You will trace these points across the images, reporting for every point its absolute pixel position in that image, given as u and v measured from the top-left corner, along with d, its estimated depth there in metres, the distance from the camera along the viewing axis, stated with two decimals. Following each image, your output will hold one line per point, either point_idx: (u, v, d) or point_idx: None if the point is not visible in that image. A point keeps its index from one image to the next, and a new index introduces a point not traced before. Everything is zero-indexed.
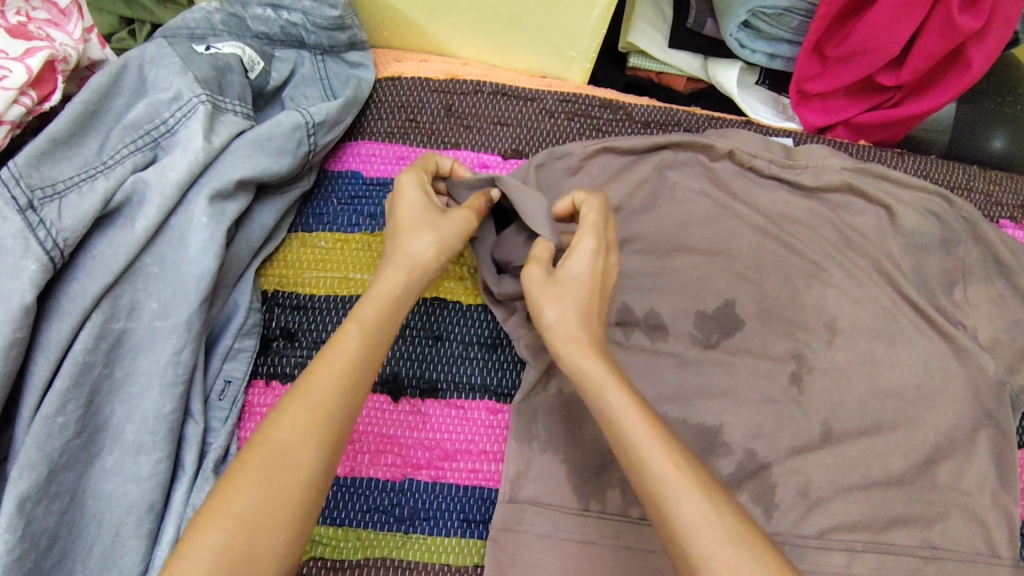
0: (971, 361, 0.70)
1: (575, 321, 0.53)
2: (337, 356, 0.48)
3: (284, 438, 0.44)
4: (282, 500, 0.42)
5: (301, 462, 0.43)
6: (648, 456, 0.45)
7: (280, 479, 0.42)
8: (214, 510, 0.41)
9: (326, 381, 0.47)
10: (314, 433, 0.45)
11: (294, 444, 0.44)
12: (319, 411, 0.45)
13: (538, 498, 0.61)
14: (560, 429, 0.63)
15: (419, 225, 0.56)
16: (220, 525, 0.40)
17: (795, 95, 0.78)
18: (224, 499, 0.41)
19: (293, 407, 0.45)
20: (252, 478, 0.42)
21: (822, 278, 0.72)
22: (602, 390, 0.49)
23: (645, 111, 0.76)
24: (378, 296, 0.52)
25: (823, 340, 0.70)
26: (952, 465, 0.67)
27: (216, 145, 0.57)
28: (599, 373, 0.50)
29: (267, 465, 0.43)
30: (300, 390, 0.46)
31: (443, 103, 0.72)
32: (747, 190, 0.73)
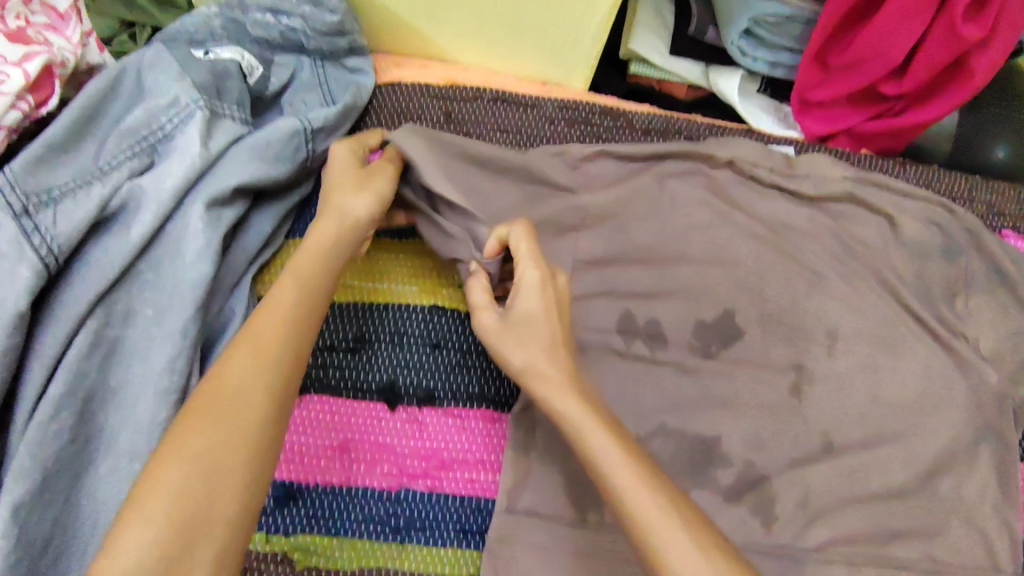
0: (973, 372, 0.70)
1: (539, 359, 0.52)
2: (279, 305, 0.49)
3: (234, 381, 0.44)
4: (236, 440, 0.42)
5: (253, 404, 0.44)
6: (632, 498, 0.45)
7: (230, 419, 0.43)
8: (170, 456, 0.41)
9: (271, 328, 0.47)
10: (262, 373, 0.45)
11: (240, 389, 0.44)
12: (267, 355, 0.46)
13: (535, 508, 0.60)
14: (557, 438, 0.62)
15: (343, 178, 0.58)
16: (178, 467, 0.40)
17: (797, 103, 0.78)
18: (177, 443, 0.41)
19: (240, 351, 0.46)
20: (204, 421, 0.42)
21: (823, 288, 0.71)
22: (580, 424, 0.48)
23: (646, 119, 0.76)
24: (317, 245, 0.54)
25: (823, 350, 0.70)
26: (953, 477, 0.67)
27: (212, 150, 0.57)
28: (562, 393, 0.50)
29: (217, 408, 0.43)
30: (246, 337, 0.46)
31: (442, 109, 0.72)
32: (748, 199, 0.73)
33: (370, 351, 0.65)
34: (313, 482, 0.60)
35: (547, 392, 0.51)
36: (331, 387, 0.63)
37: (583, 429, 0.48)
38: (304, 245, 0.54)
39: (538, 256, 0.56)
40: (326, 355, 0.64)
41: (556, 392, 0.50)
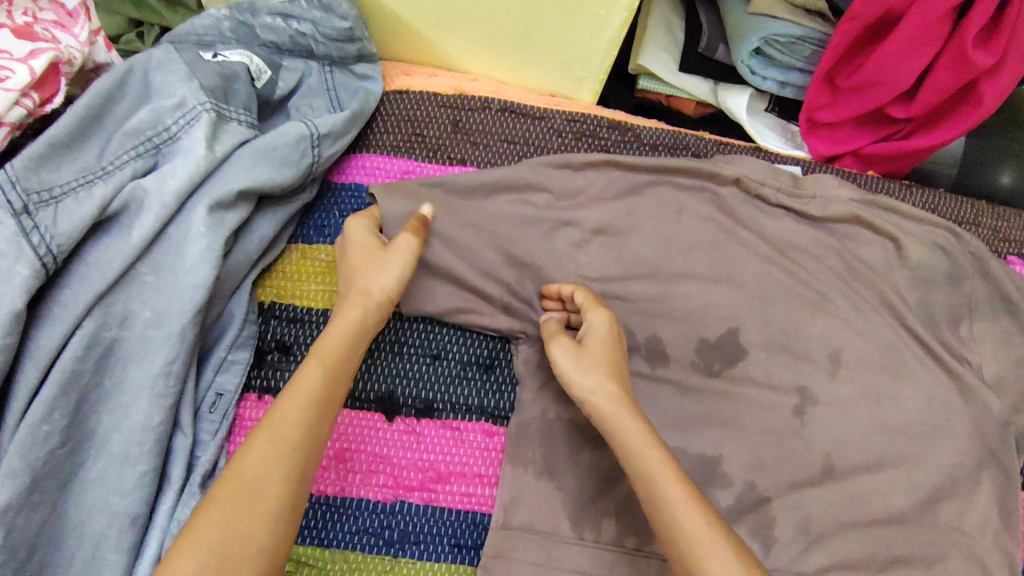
0: (975, 398, 0.69)
1: (610, 383, 0.56)
2: (300, 388, 0.48)
3: (251, 469, 0.44)
4: (253, 527, 0.42)
5: (269, 491, 0.44)
6: (684, 519, 0.47)
7: (245, 510, 0.43)
8: (185, 543, 0.41)
9: (291, 414, 0.47)
10: (280, 455, 0.45)
11: (254, 476, 0.44)
12: (285, 438, 0.46)
13: (532, 525, 0.59)
14: (556, 453, 0.62)
15: (363, 262, 0.58)
16: (194, 557, 0.40)
17: (804, 123, 0.77)
18: (192, 532, 0.41)
19: (260, 435, 0.46)
20: (219, 508, 0.42)
21: (827, 309, 0.71)
22: (636, 451, 0.52)
23: (653, 134, 0.75)
24: (341, 331, 0.53)
25: (826, 372, 0.69)
26: (954, 504, 0.66)
27: (218, 154, 0.56)
28: (623, 419, 0.54)
29: (236, 496, 0.43)
30: (268, 421, 0.46)
31: (450, 118, 0.72)
32: (754, 218, 0.73)
33: (369, 360, 0.64)
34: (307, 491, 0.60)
35: (601, 406, 0.55)
36: None
37: (644, 454, 0.51)
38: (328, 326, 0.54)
39: (593, 300, 0.62)
40: None
41: (618, 411, 0.54)
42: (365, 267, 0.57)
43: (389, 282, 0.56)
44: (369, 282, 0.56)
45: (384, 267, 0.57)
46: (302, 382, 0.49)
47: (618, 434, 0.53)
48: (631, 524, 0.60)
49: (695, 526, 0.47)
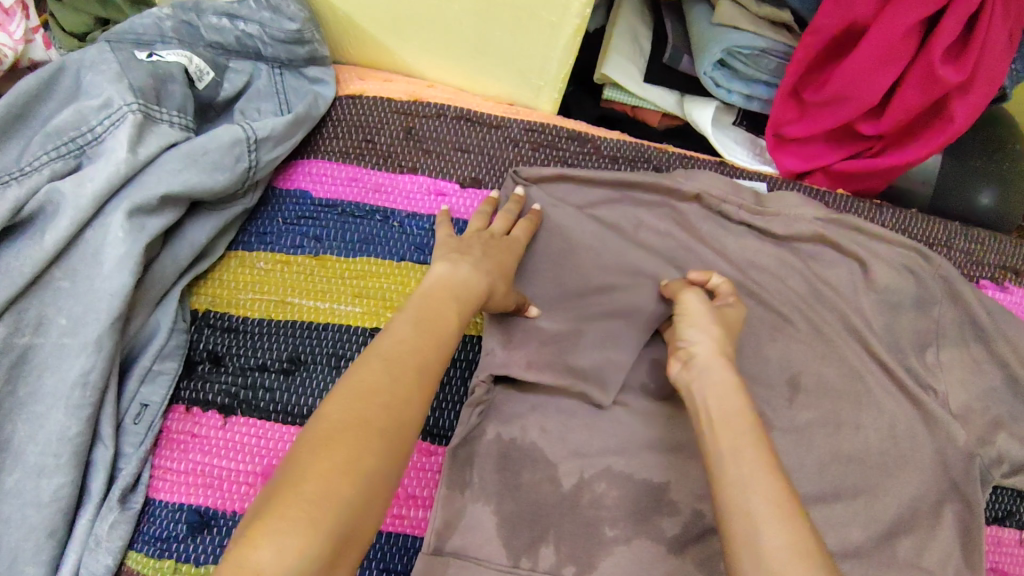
0: (940, 429, 0.67)
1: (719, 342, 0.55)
2: (439, 333, 0.48)
3: (400, 398, 0.42)
4: (394, 454, 0.41)
5: (412, 423, 0.43)
6: (728, 433, 0.47)
7: (389, 440, 0.40)
8: (343, 450, 0.38)
9: (428, 355, 0.46)
10: (418, 396, 0.44)
11: (401, 411, 0.42)
12: (426, 385, 0.45)
13: (465, 550, 0.57)
14: (495, 476, 0.59)
15: (503, 253, 0.59)
16: (352, 469, 0.38)
17: (772, 138, 0.75)
18: (339, 442, 0.39)
19: (412, 371, 0.44)
20: (375, 432, 0.40)
21: (787, 332, 0.69)
22: (716, 412, 0.49)
23: (614, 145, 0.73)
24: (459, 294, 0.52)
25: (784, 398, 0.66)
26: (913, 540, 0.63)
27: (141, 157, 0.54)
28: (700, 373, 0.53)
29: (386, 420, 0.41)
30: (412, 355, 0.45)
31: (402, 125, 0.69)
32: (715, 234, 0.70)
33: (304, 374, 0.60)
34: (231, 511, 0.56)
35: (701, 354, 0.54)
36: (260, 409, 0.59)
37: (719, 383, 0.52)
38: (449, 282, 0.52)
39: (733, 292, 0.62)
40: (257, 376, 0.60)
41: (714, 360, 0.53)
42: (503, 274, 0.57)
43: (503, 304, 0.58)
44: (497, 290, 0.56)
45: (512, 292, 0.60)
46: (443, 328, 0.48)
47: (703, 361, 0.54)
48: (569, 552, 0.58)
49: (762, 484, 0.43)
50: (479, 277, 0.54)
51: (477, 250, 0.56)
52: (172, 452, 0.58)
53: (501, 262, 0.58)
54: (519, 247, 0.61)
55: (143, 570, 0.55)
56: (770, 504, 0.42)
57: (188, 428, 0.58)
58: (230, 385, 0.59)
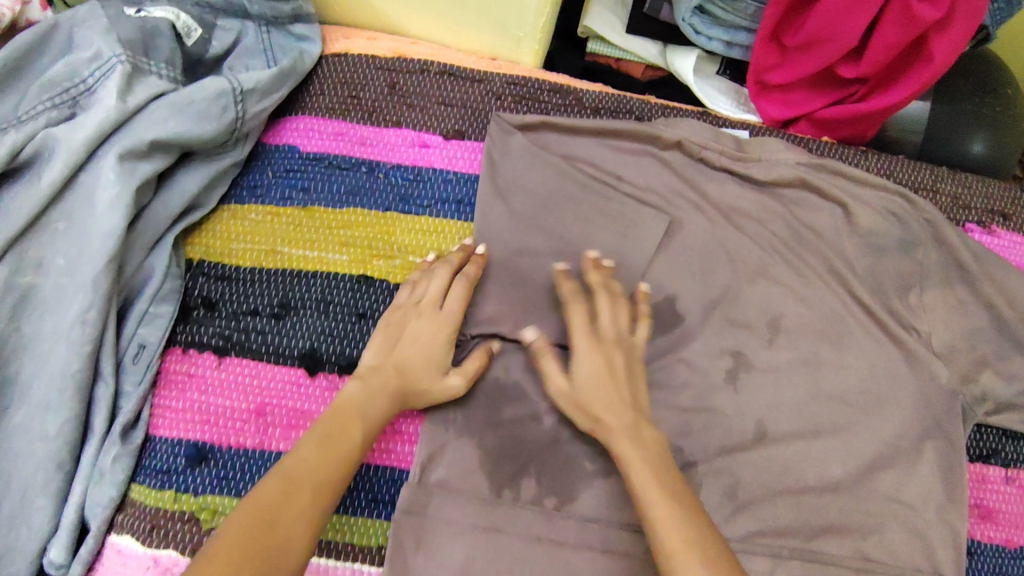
0: (923, 369, 0.67)
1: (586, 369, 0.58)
2: (338, 448, 0.51)
3: (285, 517, 0.45)
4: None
5: (294, 549, 0.45)
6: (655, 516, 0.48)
7: (266, 566, 0.43)
8: (216, 564, 0.41)
9: (323, 472, 0.49)
10: (311, 513, 0.47)
11: (293, 529, 0.45)
12: (320, 503, 0.48)
13: (448, 482, 0.59)
14: (477, 414, 0.61)
15: (432, 351, 0.59)
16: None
17: (754, 85, 0.76)
18: (217, 572, 0.41)
19: (305, 490, 0.47)
20: (248, 554, 0.42)
21: (769, 276, 0.69)
22: (639, 480, 0.51)
23: (596, 96, 0.73)
24: (360, 408, 0.54)
25: (764, 339, 0.67)
26: (892, 475, 0.64)
27: (130, 105, 0.57)
28: (622, 445, 0.54)
29: (264, 541, 0.43)
30: (296, 470, 0.48)
31: (387, 80, 0.71)
32: (697, 182, 0.71)
33: (294, 318, 0.63)
34: (227, 445, 0.59)
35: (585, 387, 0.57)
36: (253, 351, 0.62)
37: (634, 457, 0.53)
38: (357, 392, 0.55)
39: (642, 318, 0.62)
40: (250, 320, 0.62)
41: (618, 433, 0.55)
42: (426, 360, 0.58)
43: (438, 382, 0.58)
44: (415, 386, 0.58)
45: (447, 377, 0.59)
46: (346, 438, 0.52)
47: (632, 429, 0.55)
48: (550, 484, 0.61)
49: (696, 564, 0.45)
50: (394, 394, 0.56)
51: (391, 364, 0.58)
52: (171, 391, 0.61)
53: (423, 356, 0.58)
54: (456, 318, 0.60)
55: (146, 501, 0.58)
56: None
57: (186, 368, 0.61)
58: (224, 328, 0.62)
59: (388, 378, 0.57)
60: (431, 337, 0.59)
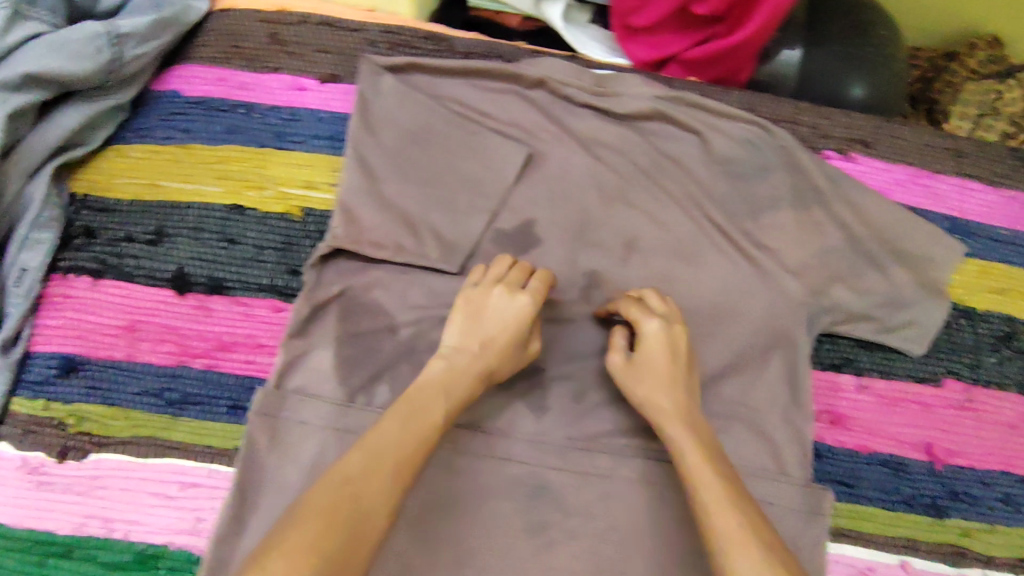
0: (773, 282, 0.70)
1: (660, 396, 0.59)
2: (420, 422, 0.52)
3: (370, 494, 0.46)
4: (357, 554, 0.44)
5: (376, 520, 0.46)
6: (710, 509, 0.49)
7: (349, 536, 0.44)
8: (272, 547, 0.42)
9: (395, 446, 0.50)
10: (395, 486, 0.48)
11: (377, 500, 0.47)
12: (399, 475, 0.49)
13: (303, 388, 0.63)
14: (335, 328, 0.65)
15: (506, 327, 0.60)
16: (281, 557, 0.42)
17: (621, 30, 0.80)
18: (296, 547, 0.42)
19: (388, 465, 0.48)
20: (336, 528, 0.44)
21: (626, 200, 0.73)
22: (693, 467, 0.53)
23: (468, 44, 0.78)
24: (438, 385, 0.55)
25: (618, 258, 0.71)
26: (739, 382, 0.67)
27: (8, 42, 0.64)
28: (674, 424, 0.57)
29: (348, 518, 0.45)
30: (371, 445, 0.49)
31: (268, 32, 0.76)
32: (560, 116, 0.75)
33: (168, 244, 0.67)
34: (98, 358, 0.64)
35: (668, 413, 0.58)
36: (126, 273, 0.66)
37: (687, 454, 0.54)
38: (433, 372, 0.57)
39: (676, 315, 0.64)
40: (126, 246, 0.67)
41: (677, 422, 0.57)
42: (495, 335, 0.59)
43: (513, 357, 0.60)
44: (498, 367, 0.59)
45: (513, 356, 0.60)
46: (427, 412, 0.53)
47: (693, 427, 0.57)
48: (402, 389, 0.64)
49: (747, 545, 0.46)
50: (476, 368, 0.58)
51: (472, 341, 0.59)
52: (49, 311, 0.65)
53: (502, 332, 0.60)
54: (537, 300, 0.62)
55: (22, 409, 0.63)
56: (745, 553, 0.45)
57: (62, 290, 0.65)
58: (101, 253, 0.67)
59: (477, 350, 0.59)
60: (499, 309, 0.61)
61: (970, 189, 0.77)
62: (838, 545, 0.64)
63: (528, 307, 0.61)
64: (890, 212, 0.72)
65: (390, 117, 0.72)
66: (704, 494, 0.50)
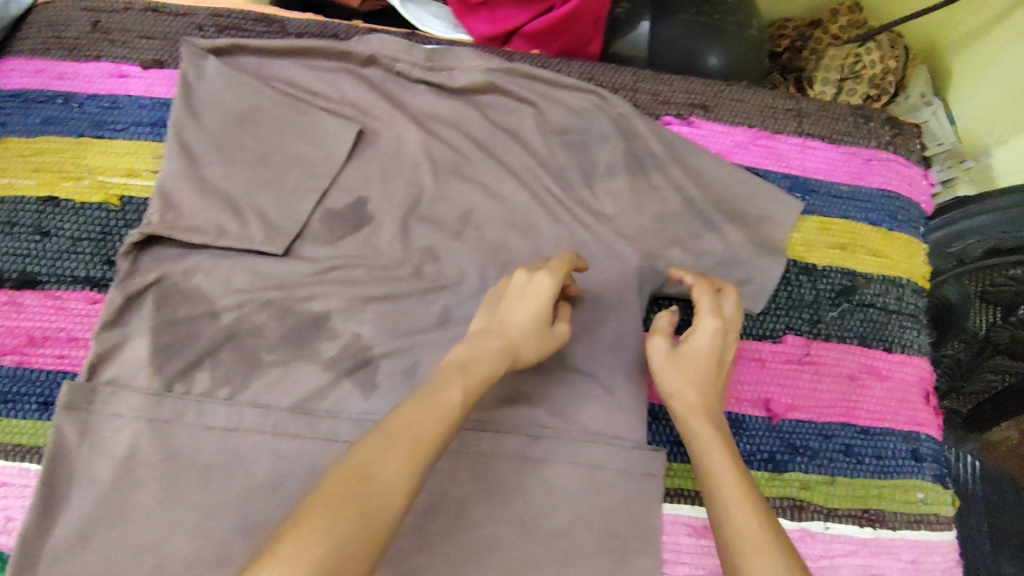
0: (610, 248, 0.70)
1: (690, 390, 0.56)
2: (440, 404, 0.47)
3: (382, 474, 0.42)
4: (362, 542, 0.39)
5: (393, 503, 0.42)
6: (732, 505, 0.47)
7: (367, 524, 0.40)
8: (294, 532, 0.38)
9: (424, 425, 0.46)
10: (410, 467, 0.43)
11: (394, 479, 0.42)
12: (418, 457, 0.44)
13: (117, 380, 0.61)
14: (151, 317, 0.63)
15: (539, 310, 0.57)
16: (294, 545, 0.37)
17: (460, 5, 0.79)
18: (326, 534, 0.38)
19: (406, 444, 0.44)
20: (334, 509, 0.39)
21: (462, 173, 0.72)
22: (711, 460, 0.51)
23: (300, 24, 0.76)
24: (459, 369, 0.51)
25: (453, 232, 0.70)
26: (576, 348, 0.67)
27: None
28: (697, 419, 0.55)
29: (357, 499, 0.40)
30: (393, 427, 0.45)
31: (90, 20, 0.74)
32: (395, 93, 0.74)
33: None
34: None
35: (683, 403, 0.56)
36: None
37: (711, 446, 0.52)
38: (472, 351, 0.53)
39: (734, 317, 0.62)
40: None
41: (696, 417, 0.55)
42: (528, 320, 0.57)
43: (533, 344, 0.57)
44: (521, 345, 0.56)
45: (547, 336, 0.58)
46: (447, 397, 0.48)
47: (715, 420, 0.55)
48: (224, 375, 0.63)
49: (754, 541, 0.44)
50: (502, 355, 0.54)
51: (513, 325, 0.56)
52: None
53: (521, 315, 0.57)
54: (557, 281, 0.58)
55: None
56: (763, 554, 0.43)
57: None
58: None
59: (500, 337, 0.55)
60: (534, 298, 0.58)
61: (810, 148, 0.78)
62: (675, 504, 0.65)
63: (552, 290, 0.58)
64: (725, 174, 0.73)
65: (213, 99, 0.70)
66: (724, 491, 0.49)
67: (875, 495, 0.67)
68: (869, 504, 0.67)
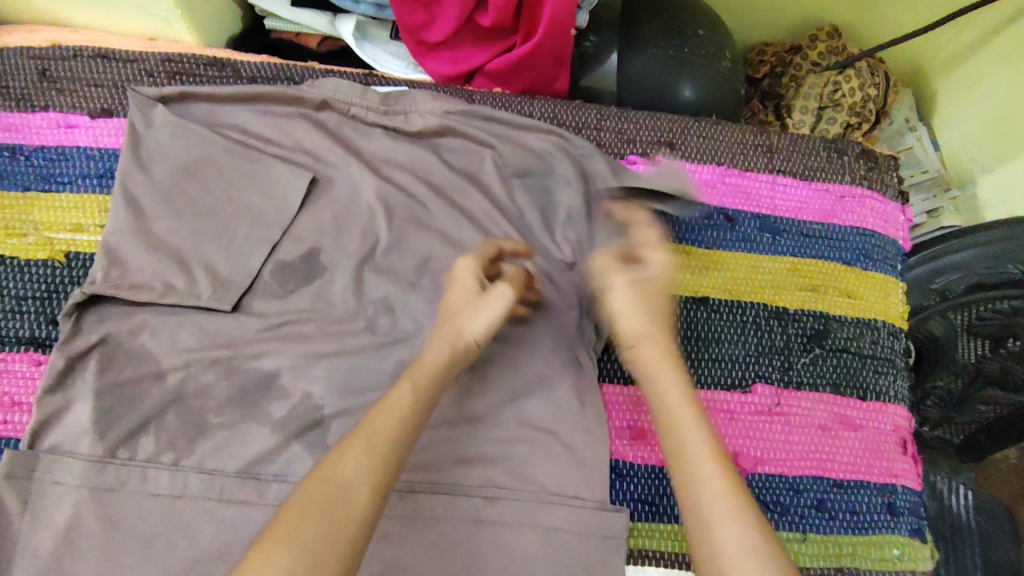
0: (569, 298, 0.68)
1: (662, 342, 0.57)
2: (396, 406, 0.50)
3: (344, 475, 0.45)
4: (338, 534, 0.43)
5: (360, 499, 0.45)
6: (697, 468, 0.48)
7: (337, 519, 0.43)
8: (271, 542, 0.42)
9: (384, 428, 0.49)
10: (374, 463, 0.47)
11: (356, 476, 0.45)
12: (379, 455, 0.47)
13: (59, 447, 0.60)
14: (94, 380, 0.61)
15: (470, 294, 0.60)
16: (277, 547, 0.41)
17: (418, 45, 0.77)
18: (298, 528, 0.42)
19: (365, 445, 0.47)
20: (306, 513, 0.43)
21: (418, 221, 0.70)
22: (677, 417, 0.52)
23: (254, 67, 0.75)
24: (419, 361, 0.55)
25: (409, 283, 0.68)
26: (533, 403, 0.64)
27: None
28: (669, 375, 0.55)
29: (326, 500, 0.44)
30: (357, 432, 0.48)
31: (37, 68, 0.72)
32: (350, 139, 0.72)
33: None
34: None
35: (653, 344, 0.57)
36: None
37: (675, 406, 0.52)
38: (426, 347, 0.56)
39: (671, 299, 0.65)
40: None
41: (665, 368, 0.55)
42: (460, 303, 0.60)
43: (478, 318, 0.59)
44: (463, 321, 0.58)
45: (485, 303, 0.60)
46: (400, 400, 0.51)
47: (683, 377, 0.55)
48: (169, 439, 0.61)
49: (718, 505, 0.46)
50: (444, 335, 0.57)
51: (459, 310, 0.59)
52: None
53: (458, 298, 0.60)
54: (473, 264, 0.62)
55: None
56: (729, 519, 0.45)
57: None
58: None
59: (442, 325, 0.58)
60: (460, 287, 0.61)
61: (781, 185, 0.75)
62: (639, 566, 0.63)
63: (473, 275, 0.62)
64: (685, 217, 0.71)
65: (163, 149, 0.68)
66: (694, 456, 0.49)
67: (846, 552, 0.65)
68: (841, 563, 0.64)
